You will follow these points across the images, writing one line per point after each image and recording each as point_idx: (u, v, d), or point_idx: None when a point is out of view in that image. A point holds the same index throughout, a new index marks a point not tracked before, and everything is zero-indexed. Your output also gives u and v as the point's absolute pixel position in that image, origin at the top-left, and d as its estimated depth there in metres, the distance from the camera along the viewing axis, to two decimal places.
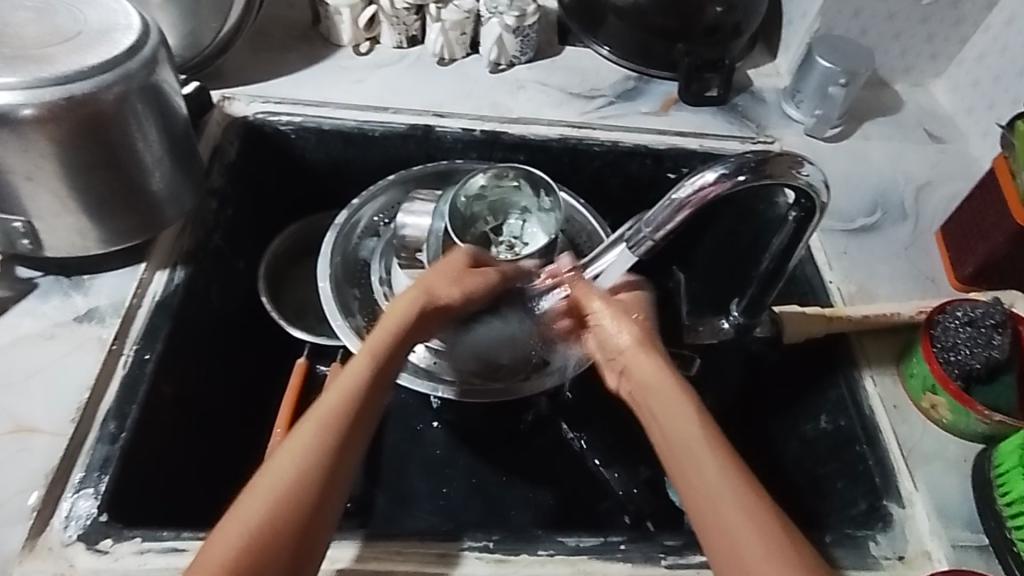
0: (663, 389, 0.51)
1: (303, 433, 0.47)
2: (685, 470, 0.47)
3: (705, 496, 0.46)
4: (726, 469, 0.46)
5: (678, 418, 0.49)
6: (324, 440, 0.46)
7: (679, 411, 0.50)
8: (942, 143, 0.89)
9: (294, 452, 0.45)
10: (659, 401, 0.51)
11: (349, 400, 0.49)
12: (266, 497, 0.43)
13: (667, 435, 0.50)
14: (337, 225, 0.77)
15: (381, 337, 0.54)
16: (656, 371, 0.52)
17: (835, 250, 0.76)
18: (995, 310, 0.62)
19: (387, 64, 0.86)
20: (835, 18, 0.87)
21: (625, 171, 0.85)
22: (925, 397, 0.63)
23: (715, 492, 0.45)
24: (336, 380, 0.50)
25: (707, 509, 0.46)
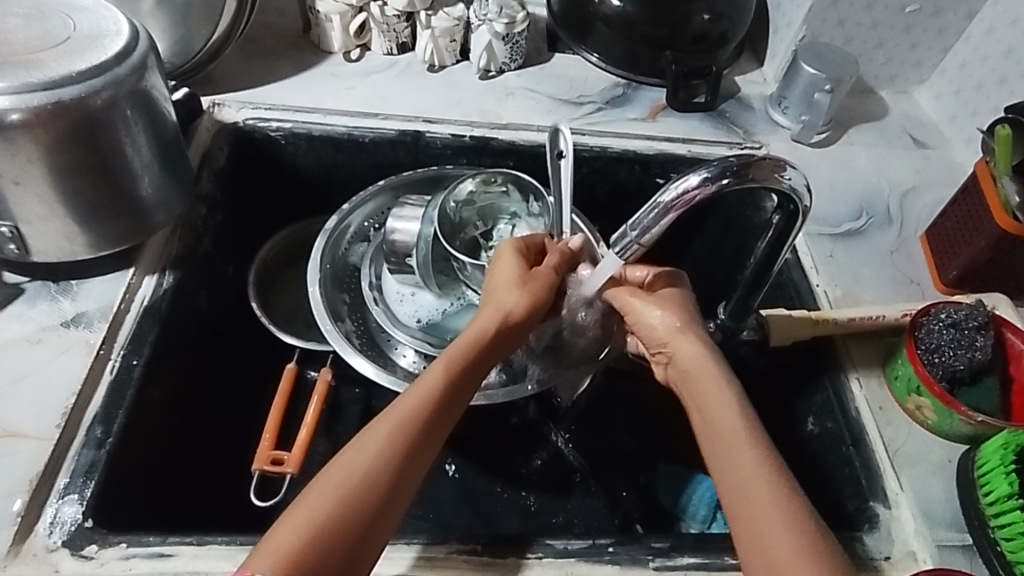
0: (699, 376, 0.55)
1: (376, 435, 0.49)
2: (725, 456, 0.51)
3: (739, 481, 0.49)
4: (763, 461, 0.50)
5: (715, 404, 0.53)
6: (393, 444, 0.49)
7: (726, 404, 0.53)
8: (926, 149, 0.90)
9: (367, 450, 0.48)
10: (707, 391, 0.54)
11: (423, 408, 0.51)
12: (346, 473, 0.47)
13: (710, 425, 0.53)
14: (327, 230, 0.76)
15: (464, 340, 0.56)
16: (699, 361, 0.56)
17: (821, 254, 0.77)
18: (977, 312, 0.62)
19: (378, 71, 0.87)
20: (820, 26, 0.89)
21: (614, 177, 0.86)
22: (910, 399, 0.63)
23: (750, 477, 0.49)
24: (416, 384, 0.53)
25: (732, 490, 0.49)
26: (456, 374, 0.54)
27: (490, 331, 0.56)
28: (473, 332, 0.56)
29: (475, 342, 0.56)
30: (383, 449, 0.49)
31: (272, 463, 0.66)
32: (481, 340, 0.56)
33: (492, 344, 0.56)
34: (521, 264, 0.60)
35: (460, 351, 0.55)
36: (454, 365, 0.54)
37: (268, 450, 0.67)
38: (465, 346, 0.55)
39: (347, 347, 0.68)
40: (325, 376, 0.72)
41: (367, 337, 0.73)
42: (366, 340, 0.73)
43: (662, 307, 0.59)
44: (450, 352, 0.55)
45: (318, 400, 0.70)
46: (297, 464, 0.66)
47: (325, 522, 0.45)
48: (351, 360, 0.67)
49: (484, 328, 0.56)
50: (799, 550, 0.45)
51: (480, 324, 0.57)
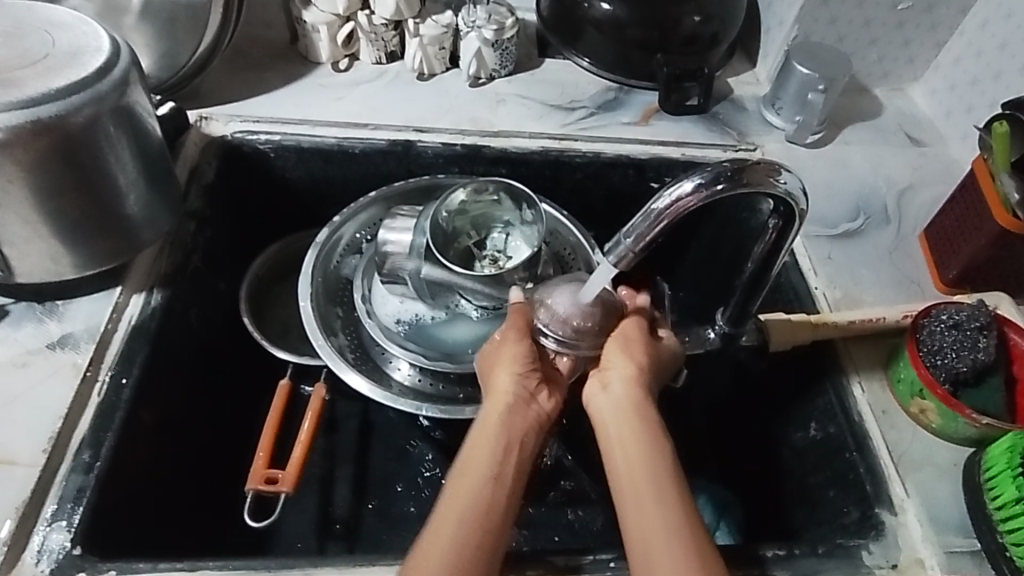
0: (629, 423, 0.54)
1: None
2: (630, 504, 0.49)
3: (640, 529, 0.48)
4: (670, 511, 0.48)
5: (637, 452, 0.52)
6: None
7: (637, 448, 0.52)
8: (923, 146, 0.89)
9: None
10: (619, 433, 0.53)
11: (459, 543, 0.46)
12: None
13: (621, 471, 0.52)
14: (318, 243, 0.75)
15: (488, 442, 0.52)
16: (628, 407, 0.55)
17: (819, 255, 0.76)
18: (980, 312, 0.61)
19: (367, 80, 0.86)
20: (812, 25, 0.88)
21: (608, 182, 0.85)
22: (914, 402, 0.62)
23: (656, 529, 0.47)
24: (448, 505, 0.48)
25: (635, 534, 0.48)
26: (488, 474, 0.50)
27: (498, 442, 0.52)
28: (486, 447, 0.52)
29: (493, 454, 0.51)
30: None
31: (266, 482, 0.65)
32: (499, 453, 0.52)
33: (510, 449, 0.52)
34: (504, 349, 0.57)
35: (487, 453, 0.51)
36: (480, 486, 0.49)
37: (263, 469, 0.66)
38: (484, 462, 0.51)
39: (341, 363, 0.67)
40: (320, 392, 0.70)
41: (362, 351, 0.73)
42: (361, 354, 0.72)
43: (629, 373, 0.56)
44: (473, 457, 0.51)
45: (313, 416, 0.68)
46: (292, 483, 0.64)
47: None
48: (346, 377, 0.66)
49: (495, 433, 0.53)
50: None
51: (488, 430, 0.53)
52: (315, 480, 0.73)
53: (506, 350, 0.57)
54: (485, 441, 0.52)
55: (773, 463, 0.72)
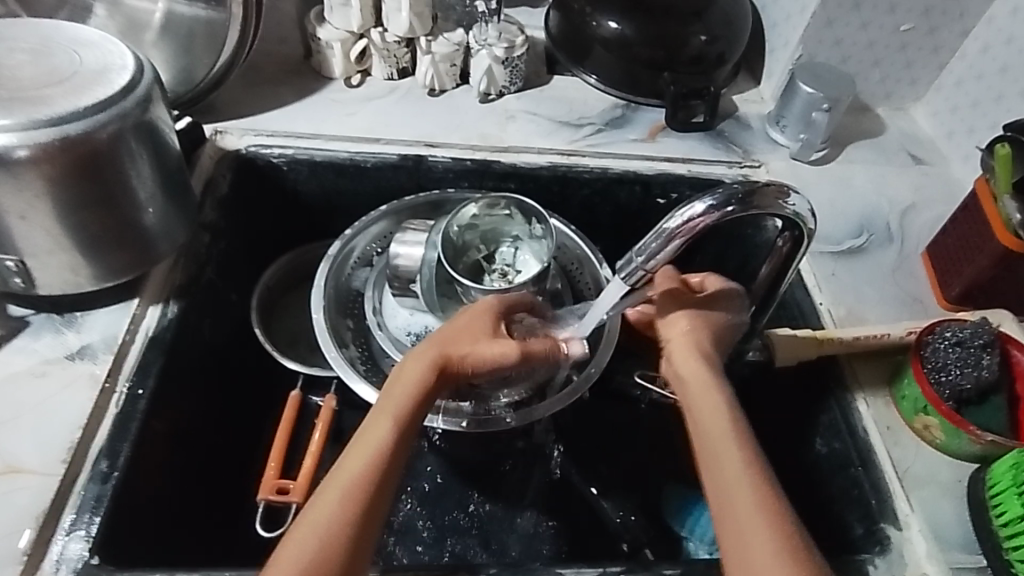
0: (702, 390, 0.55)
1: (326, 503, 0.47)
2: (714, 463, 0.50)
3: (727, 486, 0.48)
4: (752, 470, 0.49)
5: (710, 416, 0.53)
6: (350, 501, 0.47)
7: (713, 407, 0.53)
8: (925, 165, 0.90)
9: (325, 513, 0.46)
10: (699, 400, 0.54)
11: (373, 464, 0.49)
12: (306, 536, 0.45)
13: (701, 435, 0.52)
14: (330, 255, 0.76)
15: (411, 380, 0.53)
16: (696, 376, 0.56)
17: (824, 272, 0.77)
18: (982, 330, 0.62)
19: (378, 96, 0.87)
20: (816, 46, 0.90)
21: (615, 198, 0.87)
22: (918, 418, 0.63)
23: (739, 487, 0.48)
24: (362, 438, 0.50)
25: (715, 490, 0.49)
26: (404, 407, 0.52)
27: (423, 386, 0.53)
28: (410, 384, 0.53)
29: (415, 393, 0.53)
30: (336, 514, 0.46)
31: (278, 492, 0.66)
32: (421, 393, 0.53)
33: (431, 388, 0.54)
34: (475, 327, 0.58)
35: (408, 390, 0.53)
36: (395, 418, 0.51)
37: (274, 479, 0.67)
38: (405, 398, 0.52)
39: (351, 373, 0.68)
40: (330, 404, 0.72)
41: (372, 362, 0.74)
42: (371, 365, 0.73)
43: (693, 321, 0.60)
44: (392, 393, 0.53)
45: (323, 427, 0.70)
46: (303, 493, 0.66)
47: None
48: (355, 386, 0.67)
49: (421, 374, 0.54)
50: (786, 548, 0.45)
51: (418, 371, 0.54)
52: None
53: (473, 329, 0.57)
54: (412, 380, 0.53)
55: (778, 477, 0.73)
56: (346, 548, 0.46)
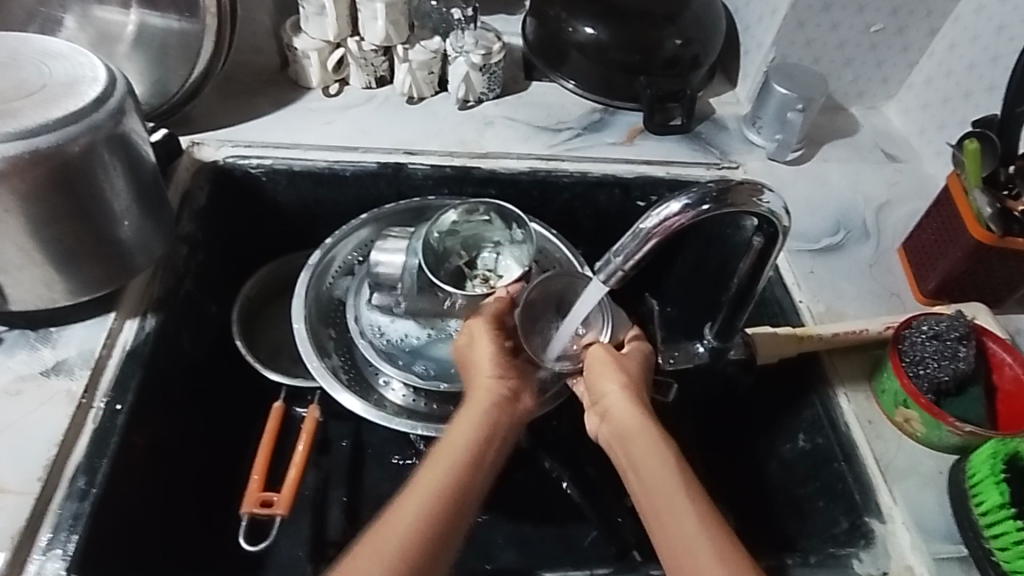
0: (645, 442, 0.54)
1: (391, 533, 0.47)
2: (668, 522, 0.49)
3: (680, 545, 0.48)
4: (701, 523, 0.48)
5: (656, 469, 0.52)
6: (421, 534, 0.48)
7: (658, 463, 0.53)
8: (898, 163, 0.92)
9: (391, 541, 0.47)
10: (642, 455, 0.54)
11: (439, 496, 0.50)
12: (369, 566, 0.46)
13: (648, 495, 0.52)
14: (311, 265, 0.76)
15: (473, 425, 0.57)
16: (637, 427, 0.56)
17: (802, 270, 0.78)
18: (958, 322, 0.63)
19: (357, 104, 0.87)
20: (788, 47, 0.91)
21: (596, 201, 0.87)
22: (898, 412, 0.64)
23: (690, 545, 0.47)
24: (425, 472, 0.52)
25: (669, 546, 0.48)
26: (472, 447, 0.55)
27: (485, 422, 0.57)
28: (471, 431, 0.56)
29: (475, 434, 0.56)
30: (408, 546, 0.47)
31: (262, 505, 0.65)
32: (480, 434, 0.56)
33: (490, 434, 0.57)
34: (478, 346, 0.63)
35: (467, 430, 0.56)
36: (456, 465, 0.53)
37: (258, 492, 0.66)
38: (462, 445, 0.55)
39: (334, 383, 0.67)
40: (314, 415, 0.71)
41: (356, 371, 0.73)
42: (355, 374, 0.73)
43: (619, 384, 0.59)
44: (457, 435, 0.56)
45: (307, 438, 0.69)
46: (287, 505, 0.65)
47: None
48: (338, 397, 0.67)
49: (483, 422, 0.57)
50: None
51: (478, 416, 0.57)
52: (310, 503, 0.73)
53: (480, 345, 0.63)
54: (466, 426, 0.57)
55: (763, 474, 0.73)
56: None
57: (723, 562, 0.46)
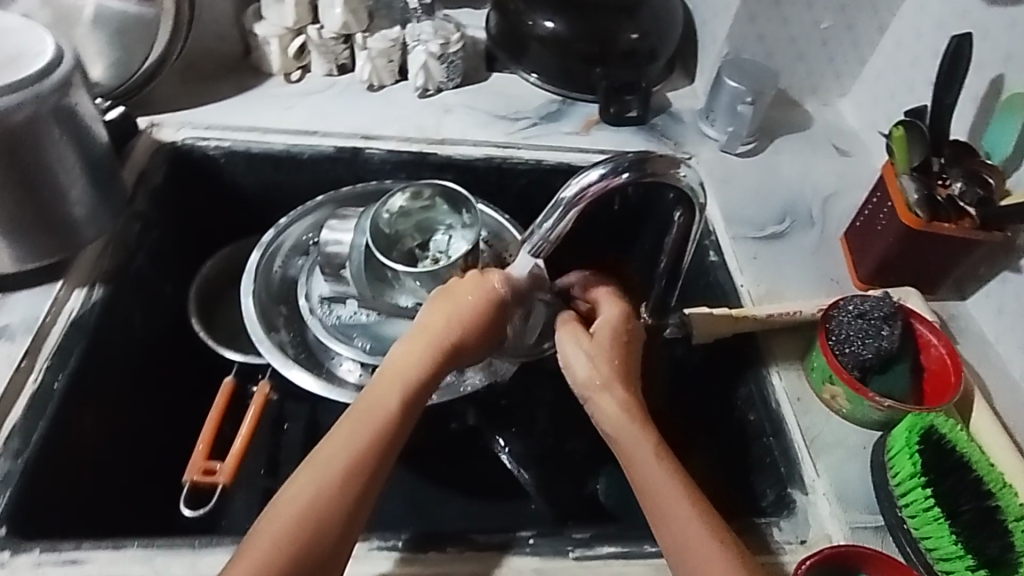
0: (640, 438, 0.56)
1: (321, 473, 0.52)
2: (666, 521, 0.53)
3: (681, 543, 0.52)
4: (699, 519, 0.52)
5: (651, 464, 0.55)
6: (346, 472, 0.52)
7: (657, 462, 0.55)
8: (848, 156, 0.94)
9: (324, 476, 0.52)
10: (635, 451, 0.55)
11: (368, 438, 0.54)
12: (296, 498, 0.51)
13: (647, 487, 0.54)
14: (264, 244, 0.78)
15: (411, 361, 0.58)
16: (620, 417, 0.57)
17: (746, 255, 0.80)
18: (883, 303, 0.66)
19: (317, 91, 0.89)
20: (742, 42, 0.94)
21: (550, 188, 0.89)
22: (825, 388, 0.66)
23: (692, 540, 0.51)
24: (363, 405, 0.55)
25: (674, 543, 0.52)
26: (407, 387, 0.57)
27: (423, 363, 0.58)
28: (397, 384, 0.57)
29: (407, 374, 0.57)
30: (331, 483, 0.51)
31: (205, 473, 0.67)
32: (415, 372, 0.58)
33: (422, 380, 0.58)
34: (456, 292, 0.61)
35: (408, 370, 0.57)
36: (369, 426, 0.54)
37: (203, 460, 0.68)
38: (394, 384, 0.57)
39: (282, 360, 0.69)
40: (264, 390, 0.73)
41: (303, 347, 0.74)
42: (302, 350, 0.74)
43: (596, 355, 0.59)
44: (393, 371, 0.58)
45: (255, 413, 0.71)
46: (230, 475, 0.67)
47: (292, 540, 0.49)
48: (289, 374, 0.69)
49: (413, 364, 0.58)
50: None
51: (411, 364, 0.58)
52: None
53: (455, 293, 0.61)
54: (403, 364, 0.58)
55: (704, 452, 0.74)
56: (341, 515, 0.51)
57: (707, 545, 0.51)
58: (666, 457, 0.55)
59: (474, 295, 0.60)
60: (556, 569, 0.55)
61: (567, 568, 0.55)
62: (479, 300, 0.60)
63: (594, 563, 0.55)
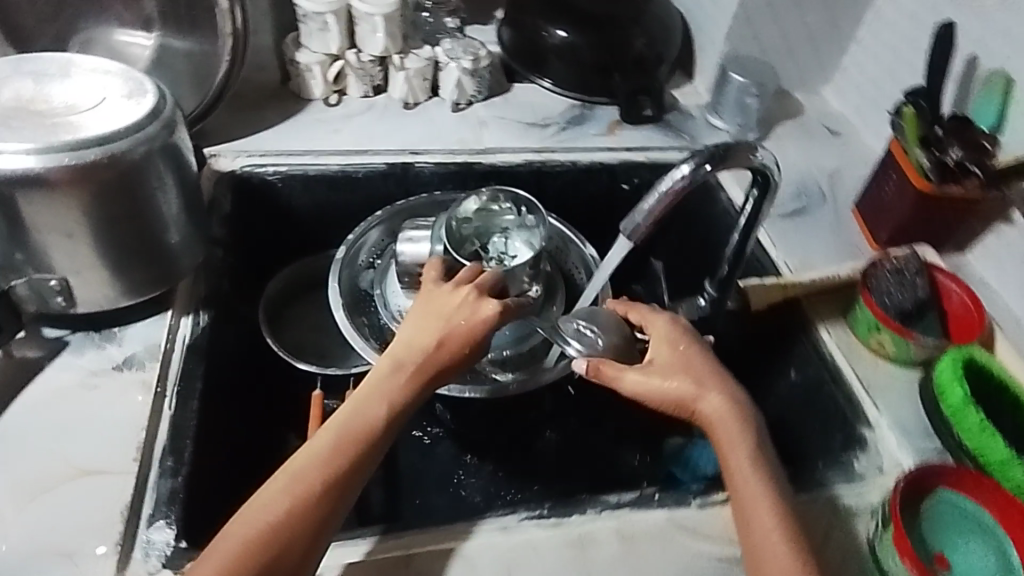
0: (735, 449, 0.59)
1: (302, 471, 0.53)
2: (748, 518, 0.56)
3: (753, 537, 0.55)
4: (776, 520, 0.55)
5: (745, 469, 0.58)
6: (323, 471, 0.53)
7: (752, 468, 0.58)
8: (841, 138, 1.05)
9: (302, 474, 0.53)
10: (735, 459, 0.59)
11: (347, 440, 0.55)
12: (269, 495, 0.52)
13: (738, 490, 0.57)
14: (339, 258, 0.82)
15: (388, 368, 0.60)
16: (723, 424, 0.60)
17: (776, 232, 0.89)
18: (912, 260, 0.76)
19: (358, 113, 0.93)
20: (740, 42, 1.03)
21: (585, 189, 0.96)
22: (872, 337, 0.74)
23: (762, 535, 0.54)
24: (342, 410, 0.57)
25: (750, 538, 0.55)
26: (391, 392, 0.58)
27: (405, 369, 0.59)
28: (378, 394, 0.58)
29: (385, 380, 0.59)
30: (306, 482, 0.52)
31: None
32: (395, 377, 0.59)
33: (405, 386, 0.59)
34: (431, 300, 0.64)
35: (383, 376, 0.59)
36: (348, 434, 0.55)
37: None
38: (377, 388, 0.58)
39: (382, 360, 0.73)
40: None
41: None
42: None
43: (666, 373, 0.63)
44: (372, 378, 0.59)
45: None
46: None
47: (259, 535, 0.50)
48: None
49: (393, 371, 0.59)
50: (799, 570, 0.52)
51: (388, 371, 0.59)
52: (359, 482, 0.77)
53: (432, 302, 0.64)
54: (381, 371, 0.59)
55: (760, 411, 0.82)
56: (313, 514, 0.51)
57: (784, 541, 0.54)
58: (757, 464, 0.58)
59: (453, 303, 0.63)
60: (684, 518, 0.61)
61: (693, 516, 0.61)
62: (457, 305, 0.63)
63: (714, 508, 0.62)
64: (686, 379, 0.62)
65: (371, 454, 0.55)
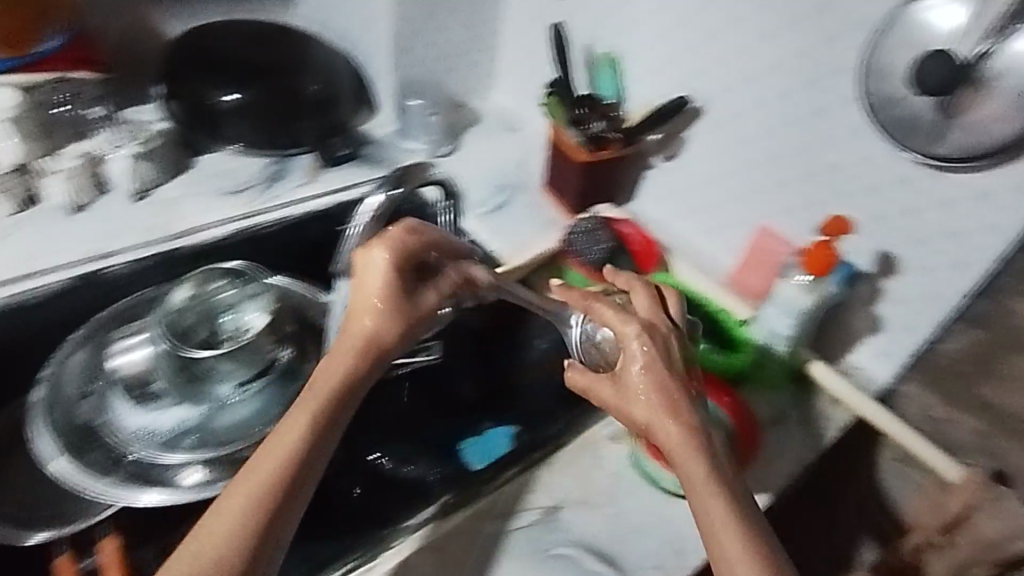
0: (692, 453, 0.57)
1: (241, 492, 0.53)
2: (703, 509, 0.55)
3: (711, 526, 0.55)
4: (732, 512, 0.55)
5: (696, 466, 0.56)
6: (261, 500, 0.52)
7: (705, 466, 0.56)
8: (517, 131, 1.14)
9: (235, 505, 0.52)
10: (691, 464, 0.56)
11: (290, 461, 0.55)
12: (211, 528, 0.51)
13: (692, 485, 0.56)
14: (41, 401, 0.70)
15: (329, 372, 0.60)
16: (676, 438, 0.58)
17: (487, 228, 0.99)
18: (591, 220, 0.92)
19: (10, 233, 0.85)
20: (404, 69, 1.09)
21: (304, 236, 0.91)
22: (587, 290, 0.87)
23: (722, 527, 0.54)
24: (284, 424, 0.57)
25: (708, 528, 0.55)
26: (329, 395, 0.59)
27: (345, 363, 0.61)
28: (321, 393, 0.59)
29: (333, 379, 0.60)
30: (248, 508, 0.52)
31: None
32: (329, 382, 0.60)
33: (340, 391, 0.60)
34: (361, 282, 0.65)
35: (331, 373, 0.60)
36: (283, 463, 0.54)
37: None
38: (322, 387, 0.59)
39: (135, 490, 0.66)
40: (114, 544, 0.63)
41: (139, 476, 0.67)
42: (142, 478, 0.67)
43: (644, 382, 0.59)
44: (320, 376, 0.60)
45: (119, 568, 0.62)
46: None
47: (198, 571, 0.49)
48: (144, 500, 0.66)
49: (337, 370, 0.60)
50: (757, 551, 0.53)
51: (329, 373, 0.60)
52: None
53: (366, 277, 0.65)
54: (325, 371, 0.60)
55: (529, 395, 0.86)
56: (252, 543, 0.51)
57: (741, 529, 0.54)
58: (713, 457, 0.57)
59: (384, 276, 0.64)
60: (476, 510, 0.69)
61: (483, 506, 0.70)
62: (390, 279, 0.64)
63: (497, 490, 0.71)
64: (659, 401, 0.59)
65: (317, 466, 0.56)
